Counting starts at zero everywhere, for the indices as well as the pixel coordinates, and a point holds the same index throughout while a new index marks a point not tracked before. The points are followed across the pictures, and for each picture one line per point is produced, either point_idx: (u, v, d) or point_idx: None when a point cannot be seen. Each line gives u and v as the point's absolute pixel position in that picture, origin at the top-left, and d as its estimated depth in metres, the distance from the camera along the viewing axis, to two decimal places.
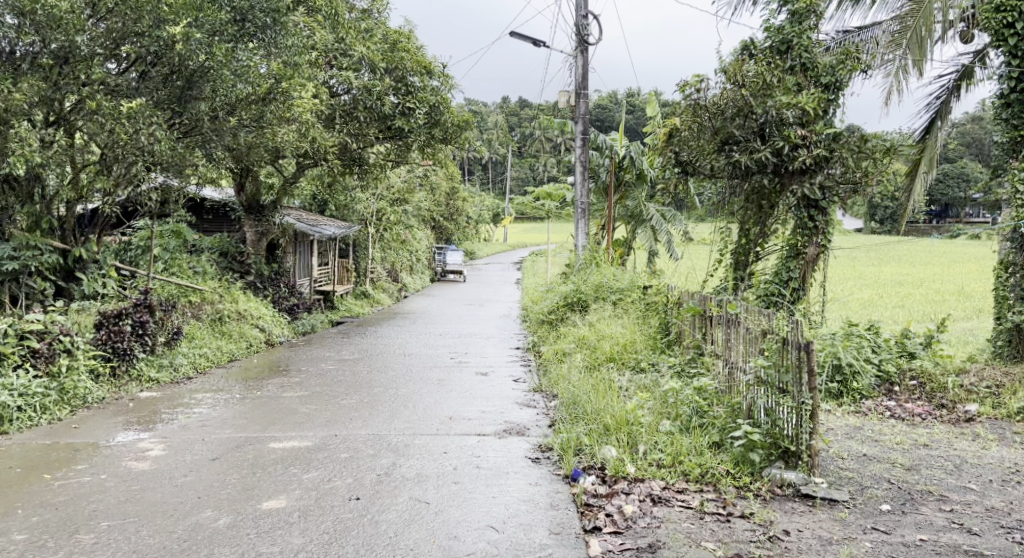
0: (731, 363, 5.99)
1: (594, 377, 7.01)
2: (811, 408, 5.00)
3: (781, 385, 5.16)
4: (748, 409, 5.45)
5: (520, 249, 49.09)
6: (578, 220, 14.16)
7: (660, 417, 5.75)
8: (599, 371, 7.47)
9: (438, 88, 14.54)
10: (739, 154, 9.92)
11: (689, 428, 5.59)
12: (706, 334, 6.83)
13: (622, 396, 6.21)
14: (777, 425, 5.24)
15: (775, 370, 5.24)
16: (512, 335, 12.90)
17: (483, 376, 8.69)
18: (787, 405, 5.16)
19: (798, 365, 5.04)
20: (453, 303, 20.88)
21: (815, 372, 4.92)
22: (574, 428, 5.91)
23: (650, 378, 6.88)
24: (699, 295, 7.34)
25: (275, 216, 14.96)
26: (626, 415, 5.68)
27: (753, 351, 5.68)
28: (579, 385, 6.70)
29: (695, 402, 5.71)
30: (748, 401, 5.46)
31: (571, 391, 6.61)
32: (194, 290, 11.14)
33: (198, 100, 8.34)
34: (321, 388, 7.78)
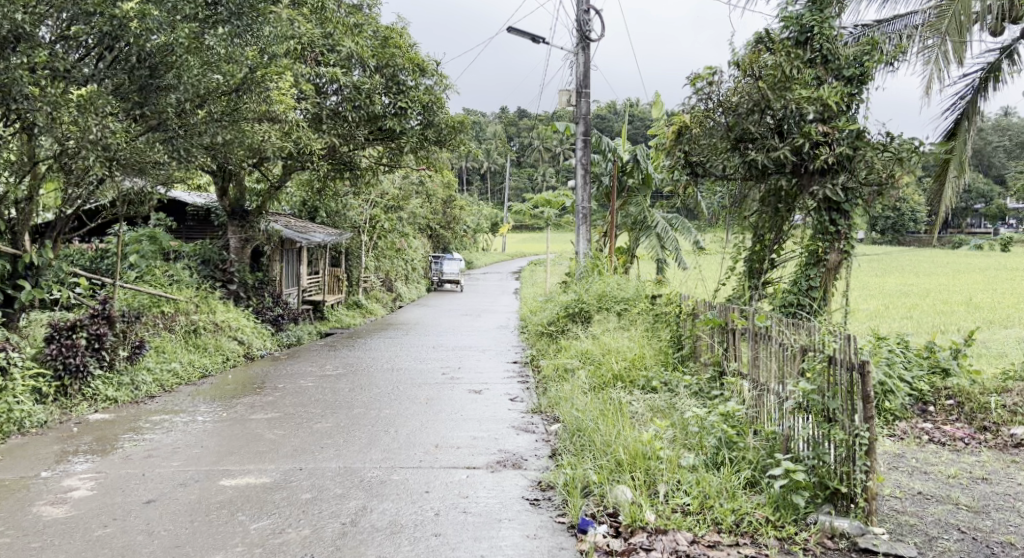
0: (764, 387, 5.22)
1: (603, 400, 6.23)
2: (869, 443, 4.28)
3: (828, 413, 4.47)
4: (787, 442, 4.77)
5: (519, 259, 48.33)
6: (579, 226, 13.40)
7: (681, 449, 4.99)
8: (606, 391, 6.68)
9: (431, 87, 13.80)
10: (756, 152, 9.15)
11: (718, 463, 4.84)
12: (729, 348, 6.05)
13: (636, 423, 5.44)
14: (824, 462, 4.51)
15: (819, 395, 4.53)
16: (508, 348, 12.12)
17: (477, 393, 7.93)
18: (835, 439, 4.46)
19: (851, 389, 4.36)
20: (448, 314, 20.08)
21: (870, 397, 4.23)
22: (582, 461, 5.13)
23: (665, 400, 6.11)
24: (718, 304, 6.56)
25: (261, 221, 14.19)
26: (641, 446, 4.92)
27: (792, 370, 4.93)
28: (585, 408, 5.91)
29: (722, 431, 4.95)
30: (787, 431, 4.77)
31: (576, 415, 5.81)
32: (167, 300, 10.39)
33: (162, 93, 7.72)
34: (295, 409, 6.98)
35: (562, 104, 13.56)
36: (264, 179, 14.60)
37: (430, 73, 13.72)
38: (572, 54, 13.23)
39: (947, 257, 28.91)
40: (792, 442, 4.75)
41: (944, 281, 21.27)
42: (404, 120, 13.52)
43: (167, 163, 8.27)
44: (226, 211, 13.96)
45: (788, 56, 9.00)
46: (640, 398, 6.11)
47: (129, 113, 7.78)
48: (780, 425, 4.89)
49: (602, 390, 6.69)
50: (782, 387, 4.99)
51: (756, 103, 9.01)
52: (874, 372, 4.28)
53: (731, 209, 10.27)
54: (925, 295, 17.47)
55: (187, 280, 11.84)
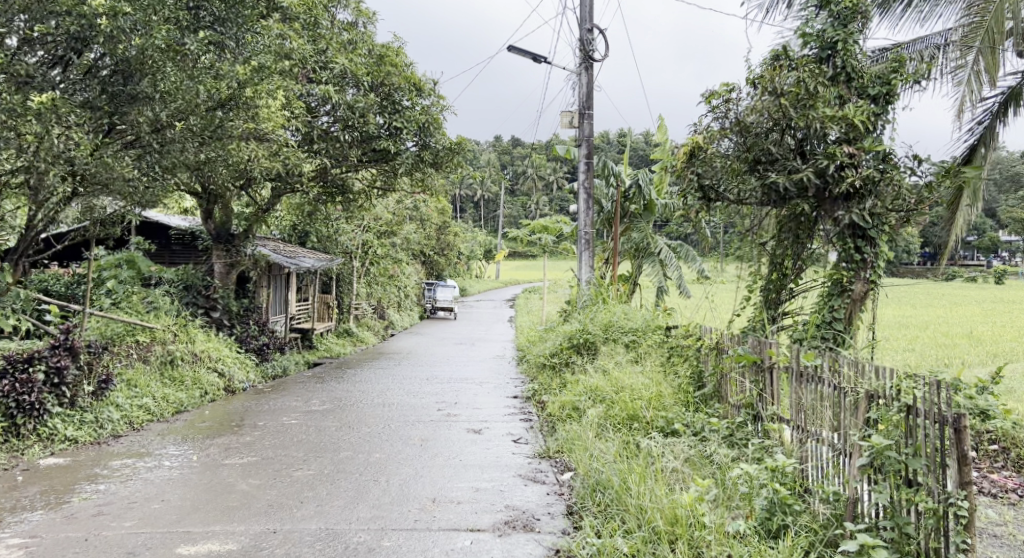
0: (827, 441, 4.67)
1: (622, 450, 5.57)
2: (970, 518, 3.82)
3: (910, 476, 4.07)
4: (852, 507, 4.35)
5: (512, 287, 47.64)
6: (581, 252, 12.78)
7: (725, 514, 4.40)
8: (622, 435, 6.00)
9: (429, 108, 13.14)
10: (776, 174, 8.52)
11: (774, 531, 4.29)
12: (766, 390, 5.43)
13: (670, 479, 4.83)
14: (906, 535, 4.07)
15: (897, 452, 4.12)
16: (507, 380, 11.43)
17: (477, 434, 7.23)
18: (922, 508, 4.00)
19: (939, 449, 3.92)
20: (443, 343, 19.38)
21: (967, 457, 3.81)
22: (614, 527, 4.53)
23: (694, 450, 5.45)
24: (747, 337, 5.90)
25: (247, 246, 13.52)
26: (679, 510, 4.34)
27: (858, 420, 4.43)
28: (605, 460, 5.24)
29: (774, 492, 4.40)
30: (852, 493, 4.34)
31: (595, 468, 5.17)
32: (142, 328, 9.69)
33: (137, 108, 7.00)
34: (275, 453, 6.28)
35: (563, 126, 12.96)
36: (250, 201, 13.94)
37: (427, 93, 13.10)
38: (574, 75, 12.66)
39: (948, 289, 28.33)
40: (860, 506, 4.31)
41: (944, 313, 20.75)
42: (399, 141, 12.90)
43: (144, 182, 7.63)
44: (210, 235, 13.34)
45: (812, 71, 8.38)
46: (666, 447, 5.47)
47: (99, 125, 7.09)
48: (842, 484, 4.48)
49: (619, 435, 6.00)
50: (842, 436, 4.53)
51: (777, 121, 8.40)
52: (969, 429, 3.88)
53: (745, 235, 9.67)
54: (931, 326, 16.88)
55: (167, 307, 11.15)
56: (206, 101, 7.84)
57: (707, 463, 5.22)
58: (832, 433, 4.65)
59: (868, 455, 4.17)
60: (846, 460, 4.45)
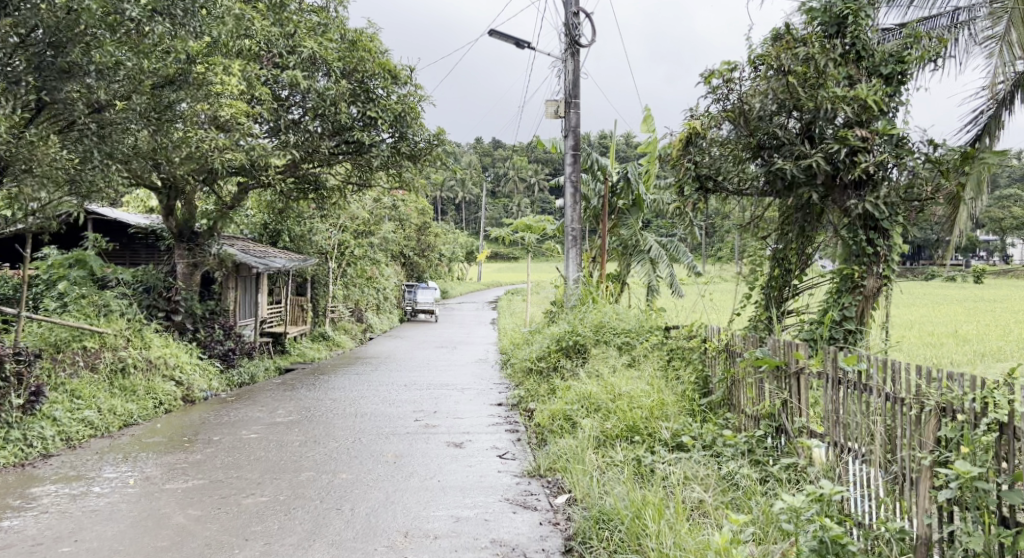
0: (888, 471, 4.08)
1: (625, 475, 4.84)
2: None
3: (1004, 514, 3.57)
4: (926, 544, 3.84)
5: (494, 289, 46.86)
6: (568, 250, 12.07)
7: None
8: (628, 457, 5.31)
9: (405, 96, 12.33)
10: (782, 160, 7.65)
11: None
12: (792, 399, 4.82)
13: (694, 519, 4.12)
14: None
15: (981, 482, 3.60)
16: (490, 386, 10.69)
17: (457, 449, 6.48)
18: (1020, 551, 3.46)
19: None
20: (423, 346, 18.63)
21: None
22: None
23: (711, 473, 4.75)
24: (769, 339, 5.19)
25: (212, 244, 12.70)
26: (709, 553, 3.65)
27: (927, 442, 3.88)
28: (616, 491, 4.55)
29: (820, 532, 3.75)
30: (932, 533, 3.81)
31: (602, 499, 4.51)
32: (91, 333, 8.90)
33: (71, 85, 6.19)
34: (227, 474, 5.50)
35: (549, 116, 12.22)
36: (215, 196, 13.11)
37: (404, 81, 12.30)
38: (559, 61, 11.93)
39: (935, 288, 27.86)
40: (934, 549, 3.81)
41: (932, 312, 20.23)
42: (374, 132, 12.09)
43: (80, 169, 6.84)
44: (172, 233, 12.49)
45: (822, 46, 7.53)
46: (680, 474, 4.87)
47: (28, 101, 6.25)
48: (907, 519, 3.95)
49: (623, 454, 5.33)
50: (900, 459, 4.02)
51: (783, 103, 7.54)
52: None
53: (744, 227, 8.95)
54: (918, 326, 16.45)
55: (123, 311, 10.33)
56: (149, 77, 7.07)
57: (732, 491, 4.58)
58: (884, 456, 4.12)
59: (952, 485, 3.63)
60: (911, 488, 3.93)
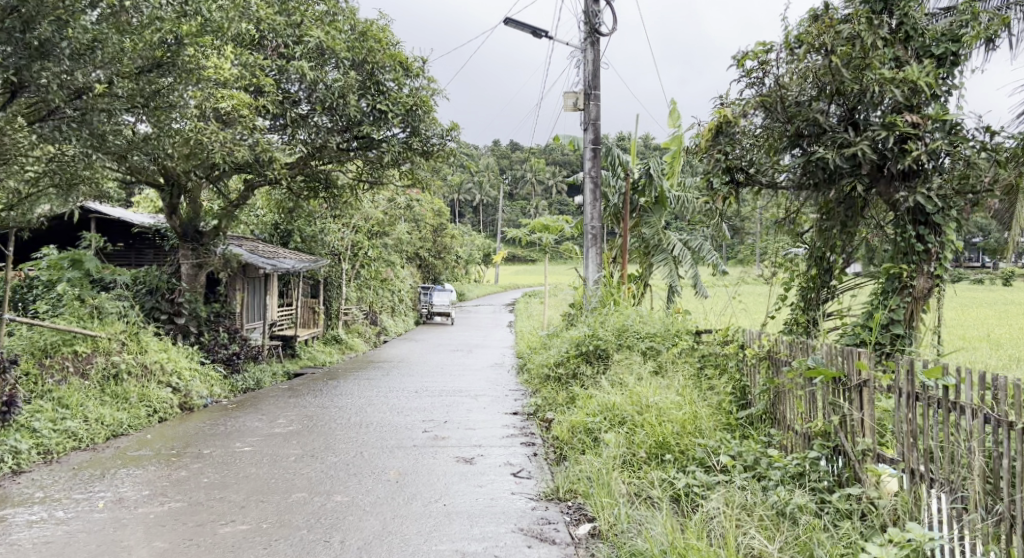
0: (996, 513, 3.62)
1: (662, 511, 4.28)
2: None
3: None
4: None
5: (511, 291, 46.23)
6: (587, 249, 11.44)
7: None
8: (663, 487, 4.72)
9: (417, 89, 11.75)
10: (824, 148, 6.90)
11: None
12: (856, 415, 4.29)
13: None
14: None
15: None
16: (506, 393, 10.10)
17: (467, 464, 5.92)
18: None
19: None
20: (438, 349, 18.04)
21: None
22: None
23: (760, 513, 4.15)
24: (823, 349, 4.55)
25: (218, 244, 12.21)
26: None
27: None
28: (653, 535, 3.97)
29: None
30: None
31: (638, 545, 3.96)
32: (81, 338, 8.41)
33: (44, 66, 5.64)
34: (209, 495, 4.98)
35: (567, 109, 11.56)
36: (221, 195, 12.61)
37: (415, 73, 11.72)
38: (578, 50, 11.29)
39: (971, 291, 26.83)
40: None
41: (967, 315, 19.33)
42: (383, 126, 11.52)
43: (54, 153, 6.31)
44: (176, 232, 11.98)
45: (869, 24, 6.74)
46: (721, 503, 4.26)
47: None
48: None
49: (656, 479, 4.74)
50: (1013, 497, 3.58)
51: (824, 87, 6.83)
52: None
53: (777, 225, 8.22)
54: (956, 328, 15.64)
55: (120, 314, 9.84)
56: (130, 59, 6.52)
57: (785, 535, 3.99)
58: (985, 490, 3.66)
59: None
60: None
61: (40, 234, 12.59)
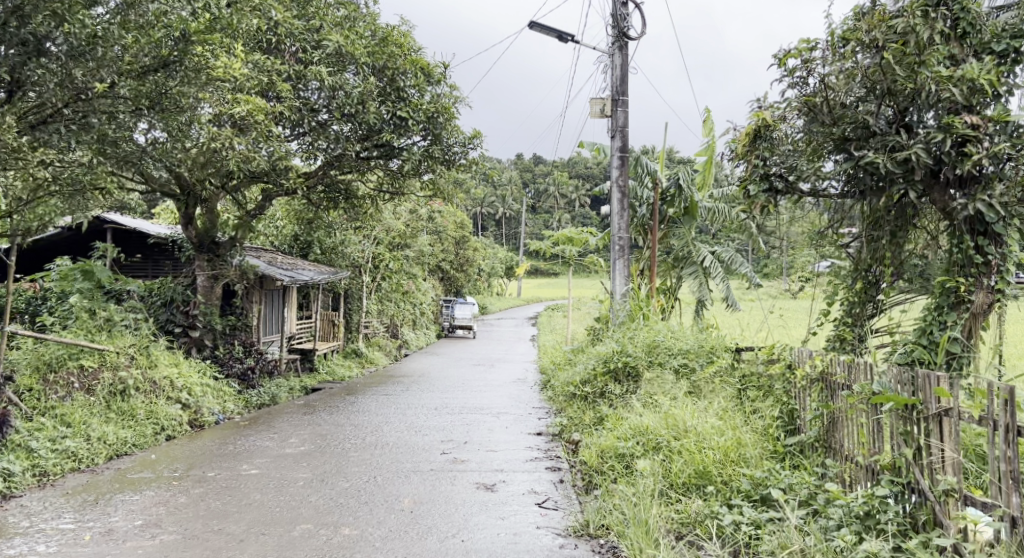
0: None
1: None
2: None
3: None
4: None
5: (534, 305, 45.73)
6: (613, 261, 10.98)
7: None
8: (711, 528, 4.33)
9: (439, 96, 11.39)
10: (873, 151, 6.35)
11: None
12: (935, 448, 3.84)
13: None
14: None
15: None
16: (530, 411, 9.65)
17: (488, 491, 5.52)
18: None
19: None
20: (460, 364, 17.61)
21: None
22: None
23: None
24: (892, 373, 4.07)
25: (234, 255, 11.89)
26: None
27: None
28: None
29: None
30: None
31: None
32: (88, 352, 8.11)
33: (41, 63, 5.33)
34: (206, 525, 4.63)
35: (594, 115, 11.12)
36: (239, 205, 12.31)
37: (437, 79, 11.36)
38: (606, 55, 10.87)
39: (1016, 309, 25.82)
40: None
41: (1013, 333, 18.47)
42: (403, 133, 11.15)
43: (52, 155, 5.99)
44: (192, 243, 11.68)
45: (926, 16, 6.21)
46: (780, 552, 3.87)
47: None
48: None
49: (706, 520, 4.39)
50: None
51: (874, 87, 6.34)
52: None
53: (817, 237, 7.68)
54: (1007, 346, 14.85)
55: (131, 326, 9.54)
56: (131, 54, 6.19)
57: None
58: None
59: None
60: None
61: (51, 247, 12.44)
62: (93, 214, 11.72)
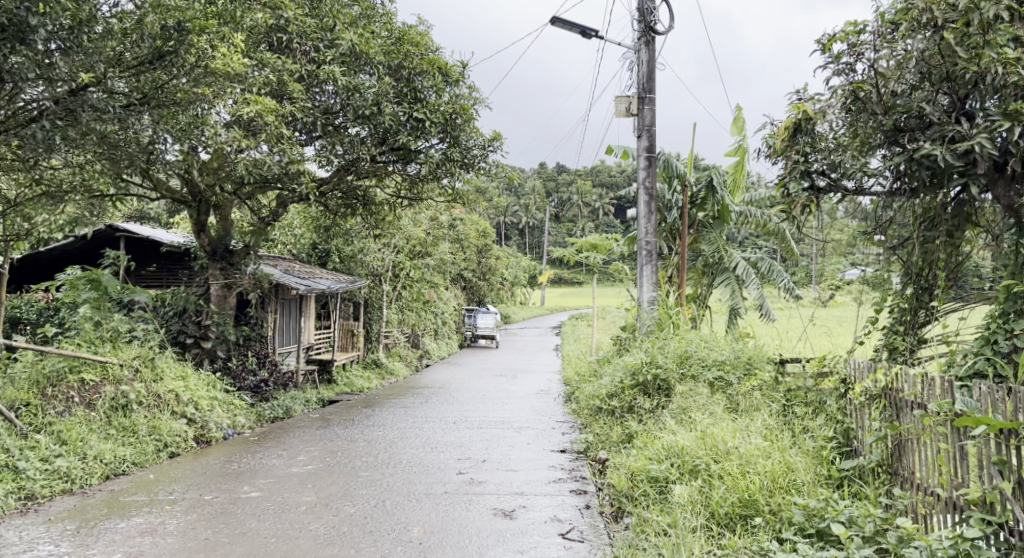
0: None
1: None
2: None
3: None
4: None
5: (558, 314, 45.14)
6: (642, 267, 10.43)
7: None
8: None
9: (458, 97, 10.93)
10: (929, 143, 5.75)
11: None
12: None
13: None
14: None
15: None
16: (554, 425, 9.11)
17: (508, 518, 5.02)
18: None
19: None
20: (482, 375, 17.09)
21: None
22: None
23: None
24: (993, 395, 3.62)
25: (248, 264, 11.48)
26: None
27: None
28: None
29: None
30: None
31: None
32: (89, 364, 7.72)
33: (16, 50, 4.99)
34: None
35: (619, 114, 10.58)
36: (253, 212, 11.92)
37: (456, 79, 10.89)
38: (631, 51, 10.37)
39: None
40: None
41: None
42: (420, 136, 10.68)
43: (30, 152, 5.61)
44: (205, 252, 11.28)
45: None
46: None
47: None
48: None
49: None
50: None
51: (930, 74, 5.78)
52: None
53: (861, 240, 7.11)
54: None
55: (138, 337, 9.16)
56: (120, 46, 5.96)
57: None
58: None
59: None
60: None
61: (63, 257, 12.18)
62: (103, 223, 11.42)
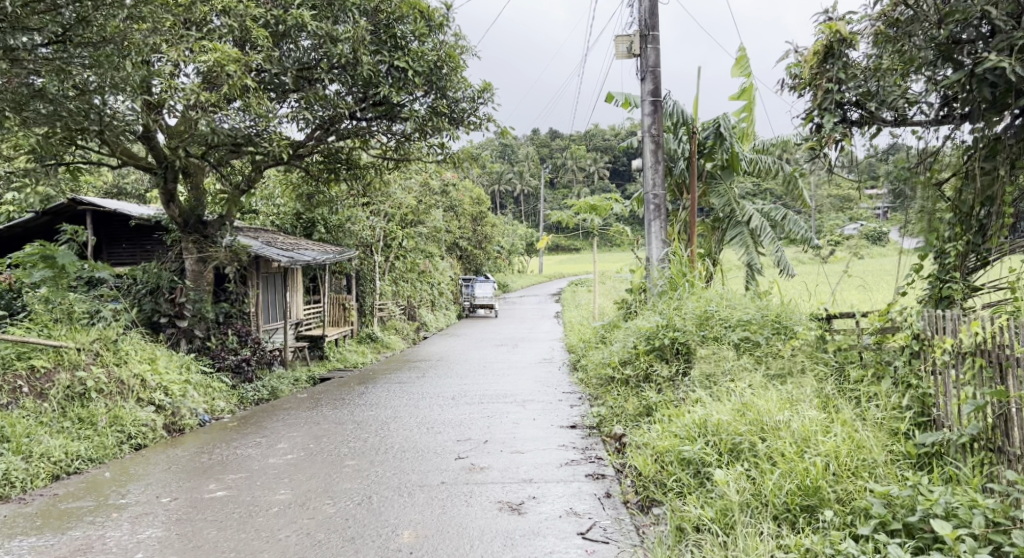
0: None
1: None
2: None
3: None
4: None
5: (557, 281, 44.28)
6: (649, 222, 9.57)
7: None
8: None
9: (443, 44, 10.01)
10: (992, 54, 4.86)
11: None
12: None
13: None
14: None
15: None
16: (562, 397, 8.33)
17: (516, 514, 4.24)
18: None
19: None
20: (482, 345, 16.29)
21: None
22: None
23: None
24: None
25: (224, 235, 10.58)
26: None
27: None
28: None
29: None
30: None
31: None
32: (39, 350, 6.90)
33: None
34: None
35: (620, 56, 9.65)
36: (227, 179, 11.02)
37: (439, 25, 9.94)
38: None
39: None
40: None
41: None
42: (403, 88, 9.77)
43: None
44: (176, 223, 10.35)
45: None
46: None
47: None
48: None
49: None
50: None
51: None
52: None
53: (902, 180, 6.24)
54: None
55: (98, 318, 8.34)
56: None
57: None
58: None
59: None
60: None
61: (22, 234, 11.31)
62: (64, 197, 10.54)
